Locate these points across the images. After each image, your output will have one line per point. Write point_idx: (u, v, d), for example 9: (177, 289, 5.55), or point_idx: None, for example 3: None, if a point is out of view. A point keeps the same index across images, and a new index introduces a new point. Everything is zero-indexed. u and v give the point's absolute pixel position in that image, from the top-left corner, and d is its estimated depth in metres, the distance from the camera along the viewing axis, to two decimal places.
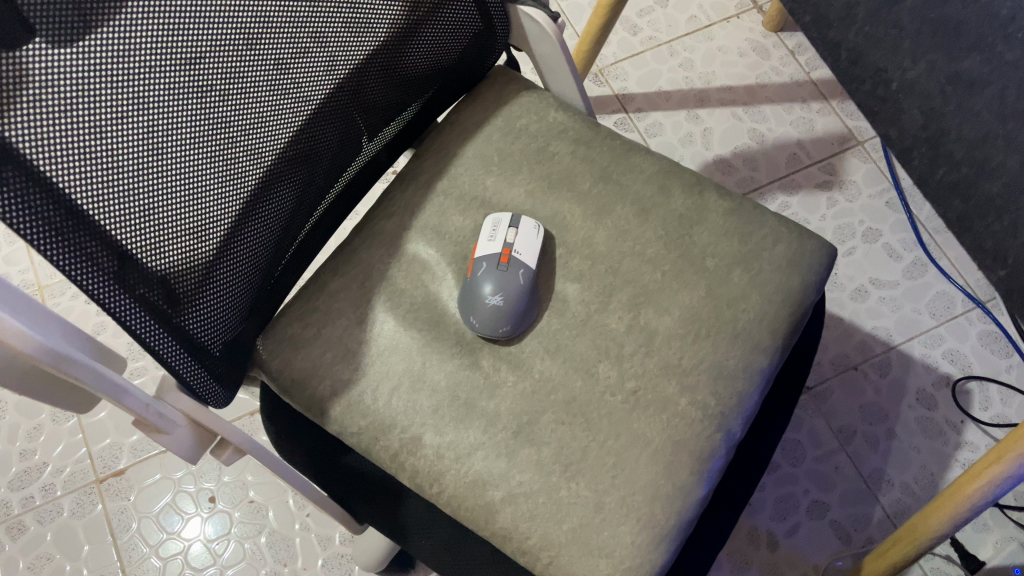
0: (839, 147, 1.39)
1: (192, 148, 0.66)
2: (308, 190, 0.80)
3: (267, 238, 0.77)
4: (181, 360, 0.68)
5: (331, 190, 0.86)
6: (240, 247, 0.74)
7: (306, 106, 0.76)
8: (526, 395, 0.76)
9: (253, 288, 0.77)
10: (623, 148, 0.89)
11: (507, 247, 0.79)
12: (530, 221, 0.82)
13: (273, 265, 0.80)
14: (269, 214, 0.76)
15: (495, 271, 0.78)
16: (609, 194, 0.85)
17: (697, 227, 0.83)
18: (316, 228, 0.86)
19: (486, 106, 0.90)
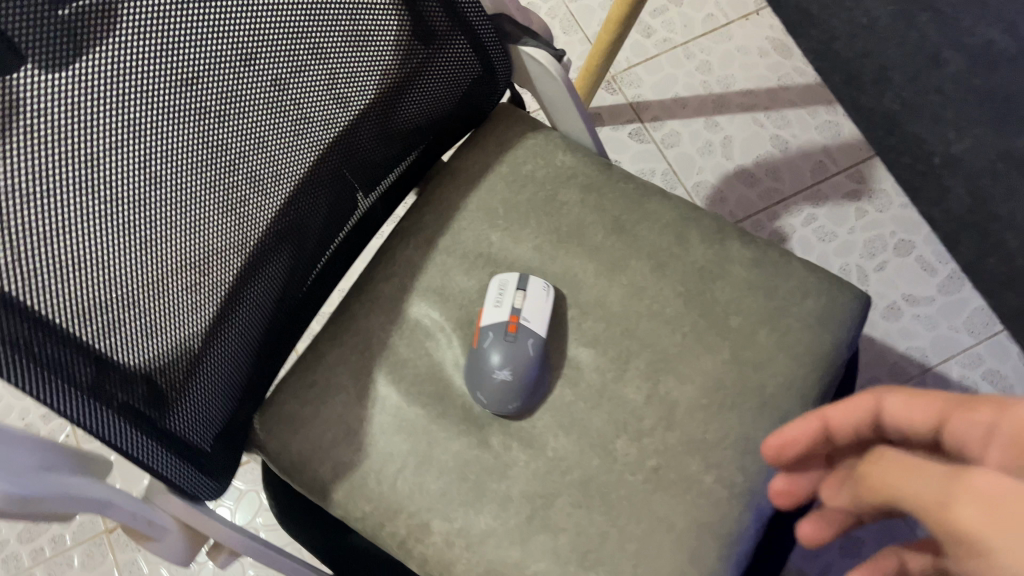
0: (868, 152, 1.31)
1: (185, 205, 0.61)
2: (304, 246, 0.75)
3: (261, 303, 0.72)
4: (168, 464, 0.63)
5: (328, 250, 0.80)
6: (230, 314, 0.68)
7: (307, 154, 0.70)
8: (540, 475, 0.71)
9: (245, 364, 0.72)
10: (637, 192, 0.83)
11: (515, 313, 0.73)
12: (539, 281, 0.76)
13: (267, 338, 0.75)
14: (264, 277, 0.71)
15: (503, 342, 0.72)
16: (622, 247, 0.79)
17: (719, 282, 0.78)
18: (316, 293, 0.81)
19: (489, 151, 0.84)
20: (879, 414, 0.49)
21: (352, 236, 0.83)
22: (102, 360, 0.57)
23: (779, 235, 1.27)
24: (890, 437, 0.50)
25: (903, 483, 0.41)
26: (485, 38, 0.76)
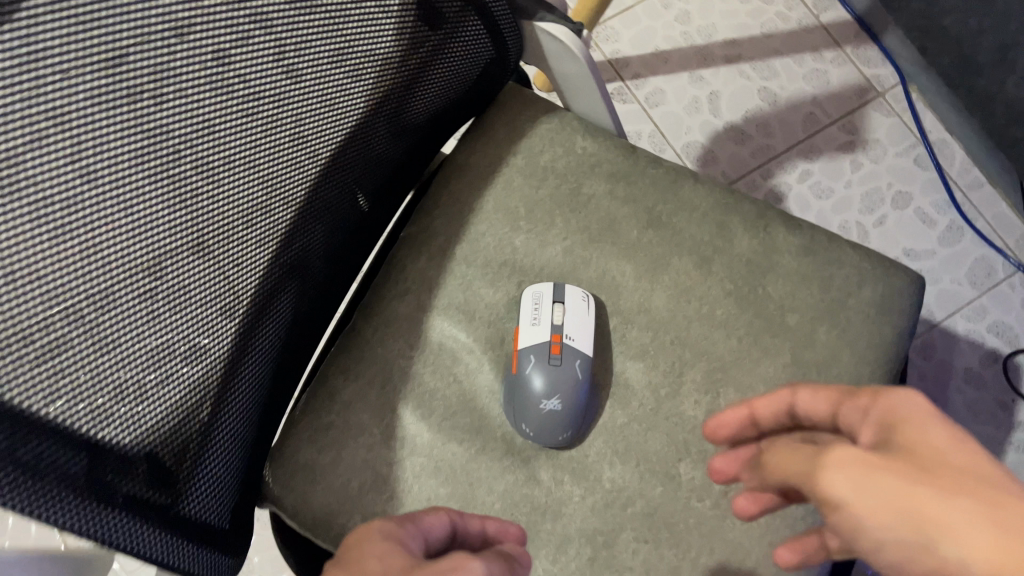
0: (859, 101, 1.25)
1: (178, 251, 0.50)
2: (307, 278, 0.64)
3: (266, 348, 0.61)
4: (183, 554, 0.54)
5: (335, 272, 0.69)
6: (231, 370, 0.58)
7: (308, 167, 0.59)
8: (599, 510, 0.64)
9: (253, 419, 0.62)
10: (669, 178, 0.74)
11: (557, 332, 0.65)
12: (577, 291, 0.68)
13: (274, 384, 0.65)
14: (264, 320, 0.60)
15: (547, 366, 0.65)
16: (661, 243, 0.71)
17: (771, 276, 0.71)
18: (323, 321, 0.71)
19: (500, 141, 0.75)
20: (791, 406, 0.57)
21: (359, 252, 0.73)
22: (92, 450, 0.47)
23: (775, 194, 1.21)
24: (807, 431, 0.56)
25: (795, 460, 0.49)
26: (503, 17, 0.66)
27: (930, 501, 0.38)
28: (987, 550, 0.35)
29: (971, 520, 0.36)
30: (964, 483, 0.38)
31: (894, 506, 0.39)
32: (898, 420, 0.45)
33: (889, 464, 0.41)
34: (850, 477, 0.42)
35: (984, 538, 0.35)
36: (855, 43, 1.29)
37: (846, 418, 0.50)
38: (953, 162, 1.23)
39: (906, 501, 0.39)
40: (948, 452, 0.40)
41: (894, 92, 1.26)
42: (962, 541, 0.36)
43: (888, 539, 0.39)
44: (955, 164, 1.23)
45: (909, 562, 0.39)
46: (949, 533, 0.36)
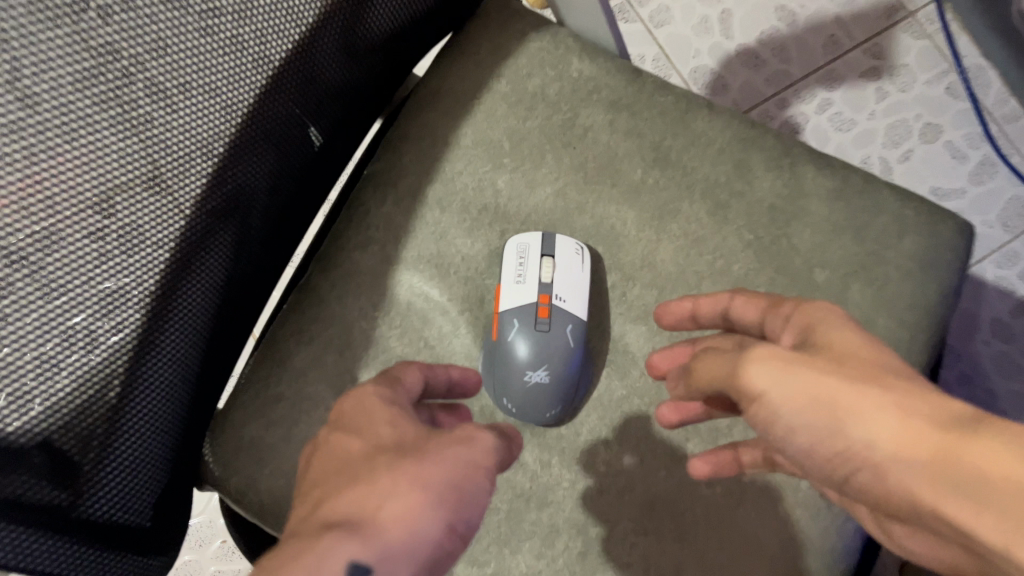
0: (887, 21, 1.13)
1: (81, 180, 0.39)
2: (246, 227, 0.54)
3: (198, 310, 0.51)
4: (93, 562, 0.45)
5: (282, 217, 0.59)
6: (156, 334, 0.48)
7: (246, 78, 0.48)
8: (591, 497, 0.56)
9: (184, 396, 0.52)
10: (680, 107, 0.63)
11: (545, 292, 0.56)
12: (570, 242, 0.58)
13: (210, 354, 0.55)
14: (196, 277, 0.50)
15: (533, 333, 0.55)
16: (669, 184, 0.61)
17: (796, 223, 0.60)
18: (270, 274, 0.61)
19: (482, 61, 0.63)
20: (727, 312, 0.52)
21: (313, 192, 0.62)
22: None
23: (790, 126, 1.10)
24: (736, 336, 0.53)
25: (720, 365, 0.45)
26: None
27: (838, 387, 0.38)
28: (931, 449, 0.34)
29: (912, 426, 0.35)
30: (891, 386, 0.37)
31: (817, 401, 0.39)
32: (805, 321, 0.45)
33: (836, 378, 0.39)
34: (763, 371, 0.41)
35: (935, 450, 0.34)
36: None
37: (773, 330, 0.47)
38: (989, 91, 1.11)
39: (819, 390, 0.39)
40: (863, 356, 0.40)
41: (927, 11, 1.13)
42: (911, 451, 0.35)
43: (805, 421, 0.40)
44: (991, 93, 1.10)
45: (826, 447, 0.39)
46: (875, 430, 0.37)
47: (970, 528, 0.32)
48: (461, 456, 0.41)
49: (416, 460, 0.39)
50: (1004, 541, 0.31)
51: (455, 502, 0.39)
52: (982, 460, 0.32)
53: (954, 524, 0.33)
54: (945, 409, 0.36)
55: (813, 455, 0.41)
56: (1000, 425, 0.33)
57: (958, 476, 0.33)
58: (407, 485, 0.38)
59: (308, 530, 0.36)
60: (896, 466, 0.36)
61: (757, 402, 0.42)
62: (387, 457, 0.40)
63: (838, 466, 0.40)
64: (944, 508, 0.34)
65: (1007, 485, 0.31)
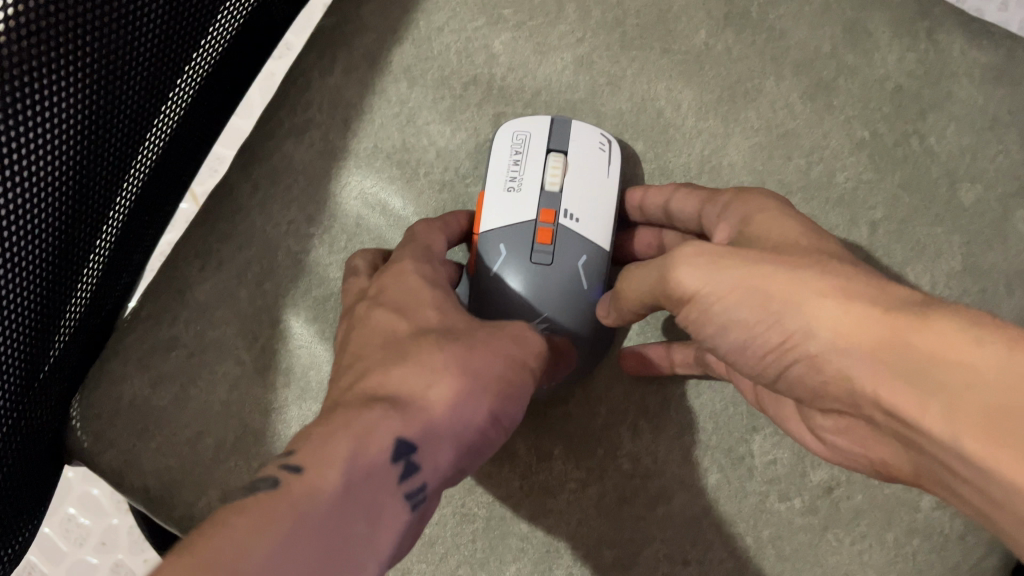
0: None
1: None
2: (164, 56, 0.35)
3: (55, 205, 0.31)
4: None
5: (194, 87, 0.40)
6: (25, 210, 0.29)
7: None
8: (608, 506, 0.38)
9: (42, 329, 0.33)
10: None
11: (550, 208, 0.38)
12: (593, 133, 0.39)
13: (89, 268, 0.36)
14: (89, 123, 0.32)
15: (529, 266, 0.37)
16: (745, 53, 0.41)
17: (934, 118, 0.41)
18: (168, 178, 0.42)
19: None
20: (669, 209, 0.38)
21: (235, 63, 0.44)
22: None
23: None
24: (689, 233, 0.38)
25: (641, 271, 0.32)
26: None
27: (777, 273, 0.27)
28: (875, 336, 0.24)
29: (859, 307, 0.25)
30: (827, 266, 0.27)
31: (755, 293, 0.28)
32: (742, 211, 0.33)
33: (773, 264, 0.27)
34: (691, 271, 0.29)
35: (887, 335, 0.24)
36: None
37: (709, 226, 0.35)
38: None
39: (754, 281, 0.27)
40: (802, 242, 0.29)
41: None
42: (853, 338, 0.25)
43: (737, 319, 0.29)
44: None
45: (759, 339, 0.28)
46: (815, 313, 0.26)
47: (915, 420, 0.23)
48: (510, 347, 0.29)
49: (465, 340, 0.28)
50: (953, 434, 0.22)
51: (509, 391, 0.28)
52: (934, 339, 0.23)
53: (902, 421, 0.24)
54: (894, 291, 0.25)
55: (741, 349, 0.30)
56: (945, 302, 0.24)
57: (910, 365, 0.23)
58: (455, 369, 0.26)
59: (345, 405, 0.25)
60: (838, 359, 0.25)
61: (699, 302, 0.29)
62: (434, 338, 0.27)
63: (774, 365, 0.29)
64: (887, 405, 0.24)
65: (969, 373, 0.22)
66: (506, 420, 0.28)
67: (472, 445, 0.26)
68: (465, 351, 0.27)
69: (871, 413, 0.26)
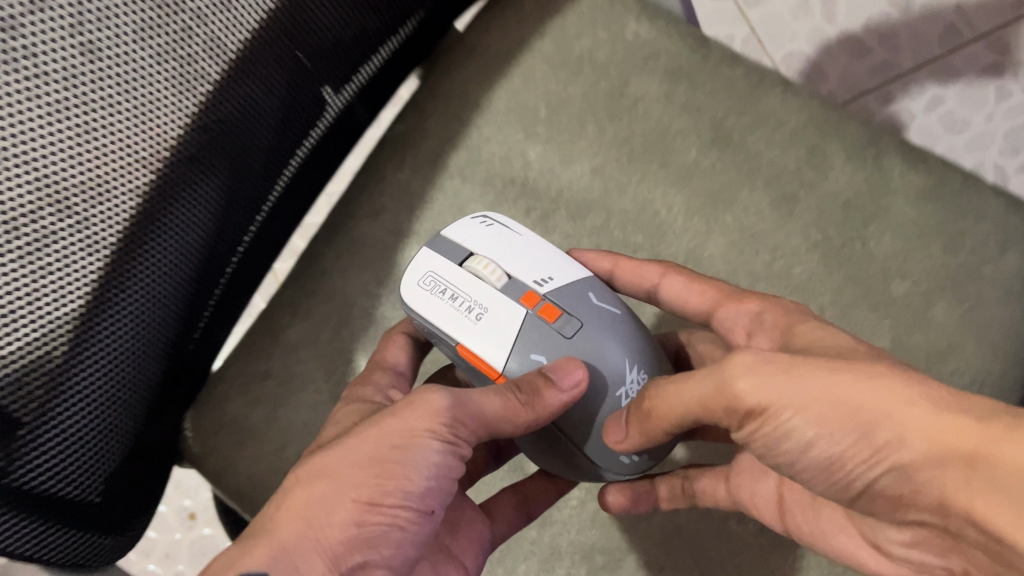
0: None
1: (92, 35, 0.35)
2: (241, 198, 0.49)
3: (158, 321, 0.45)
4: (28, 537, 0.39)
5: (276, 196, 0.53)
6: (133, 330, 0.43)
7: (182, 57, 0.40)
8: (601, 521, 0.49)
9: (150, 394, 0.47)
10: (749, 80, 0.54)
11: (525, 292, 0.41)
12: (475, 227, 0.44)
13: (188, 343, 0.49)
14: (183, 262, 0.46)
15: (562, 346, 0.40)
16: (727, 167, 0.53)
17: (875, 226, 0.51)
18: (257, 262, 0.55)
19: (523, 17, 0.57)
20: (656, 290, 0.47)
21: (318, 163, 0.56)
22: None
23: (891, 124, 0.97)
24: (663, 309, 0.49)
25: (689, 383, 0.36)
26: None
27: (857, 386, 0.32)
28: (969, 447, 0.29)
29: (945, 417, 0.30)
30: (916, 379, 0.31)
31: (836, 401, 0.32)
32: (788, 324, 0.40)
33: (852, 374, 0.32)
34: (753, 376, 0.34)
35: (974, 448, 0.28)
36: None
37: (720, 322, 0.44)
38: None
39: (837, 393, 0.32)
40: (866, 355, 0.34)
41: None
42: (944, 449, 0.29)
43: (822, 428, 0.32)
44: None
45: (842, 451, 0.32)
46: (904, 421, 0.30)
47: (1009, 533, 0.27)
48: (390, 434, 0.36)
49: (346, 446, 0.36)
50: None
51: (381, 479, 0.35)
52: (1023, 453, 0.27)
53: (993, 533, 0.28)
54: (972, 401, 0.30)
55: (818, 466, 0.33)
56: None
57: (1005, 480, 0.27)
58: (328, 482, 0.35)
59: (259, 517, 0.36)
60: (926, 466, 0.29)
61: (771, 413, 0.33)
62: (325, 453, 0.37)
63: (856, 479, 0.32)
64: (975, 513, 0.28)
65: None
66: (384, 502, 0.35)
67: (349, 541, 0.34)
68: (334, 459, 0.36)
69: (953, 526, 0.29)
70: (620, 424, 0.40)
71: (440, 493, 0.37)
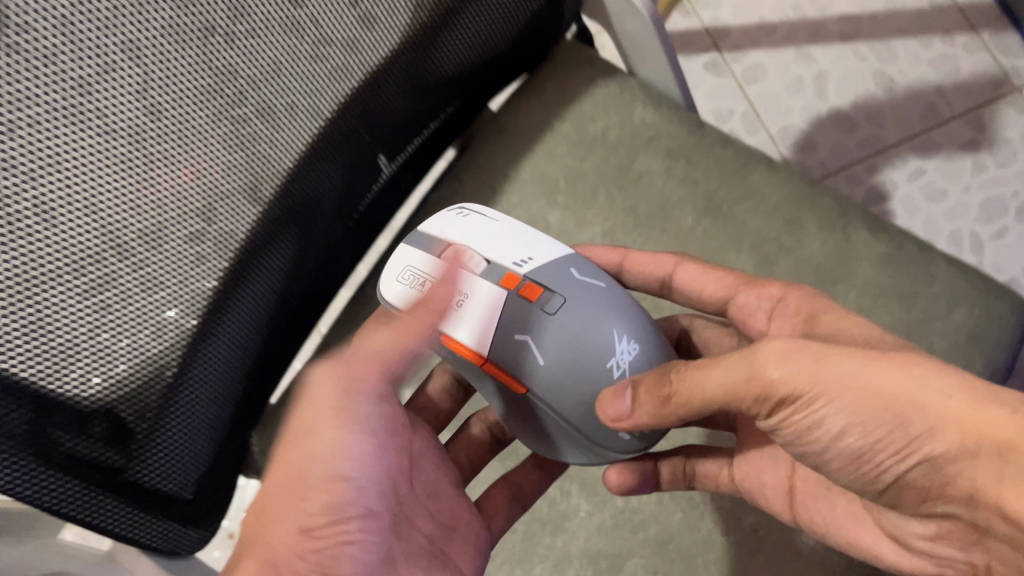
0: (989, 96, 1.09)
1: (157, 106, 0.42)
2: (309, 252, 0.59)
3: (240, 352, 0.55)
4: (106, 512, 0.46)
5: (336, 248, 0.63)
6: (220, 359, 0.53)
7: (277, 147, 0.51)
8: (605, 530, 0.57)
9: (230, 412, 0.56)
10: (738, 159, 0.64)
11: (506, 274, 0.48)
12: (456, 223, 0.52)
13: (261, 370, 0.59)
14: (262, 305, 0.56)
15: (540, 317, 0.47)
16: (718, 234, 0.62)
17: (843, 285, 0.60)
18: (315, 302, 0.64)
19: (546, 104, 0.67)
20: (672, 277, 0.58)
21: (370, 221, 0.66)
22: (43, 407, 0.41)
23: (877, 193, 1.07)
24: (673, 293, 0.59)
25: (721, 370, 0.42)
26: None
27: (888, 377, 0.39)
28: (988, 437, 0.36)
29: (970, 408, 0.37)
30: (940, 372, 0.39)
31: (872, 392, 0.39)
32: (814, 314, 0.49)
33: (886, 368, 0.39)
34: (793, 364, 0.41)
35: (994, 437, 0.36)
36: (994, 28, 1.13)
37: (739, 306, 0.55)
38: None
39: (872, 382, 0.39)
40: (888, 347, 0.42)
41: None
42: (969, 437, 0.37)
43: (853, 414, 0.40)
44: None
45: (873, 438, 0.40)
46: (935, 412, 0.38)
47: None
48: (308, 452, 0.44)
49: (283, 469, 0.44)
50: None
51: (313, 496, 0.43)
52: None
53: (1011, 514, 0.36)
54: (984, 389, 0.38)
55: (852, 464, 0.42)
56: None
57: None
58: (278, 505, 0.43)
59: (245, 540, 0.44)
60: (956, 458, 0.37)
61: (805, 399, 0.40)
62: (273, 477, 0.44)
63: (888, 469, 0.40)
64: (1000, 500, 0.36)
65: None
66: (324, 515, 0.42)
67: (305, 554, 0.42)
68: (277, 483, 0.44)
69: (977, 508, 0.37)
70: (626, 394, 0.45)
71: (368, 482, 0.45)
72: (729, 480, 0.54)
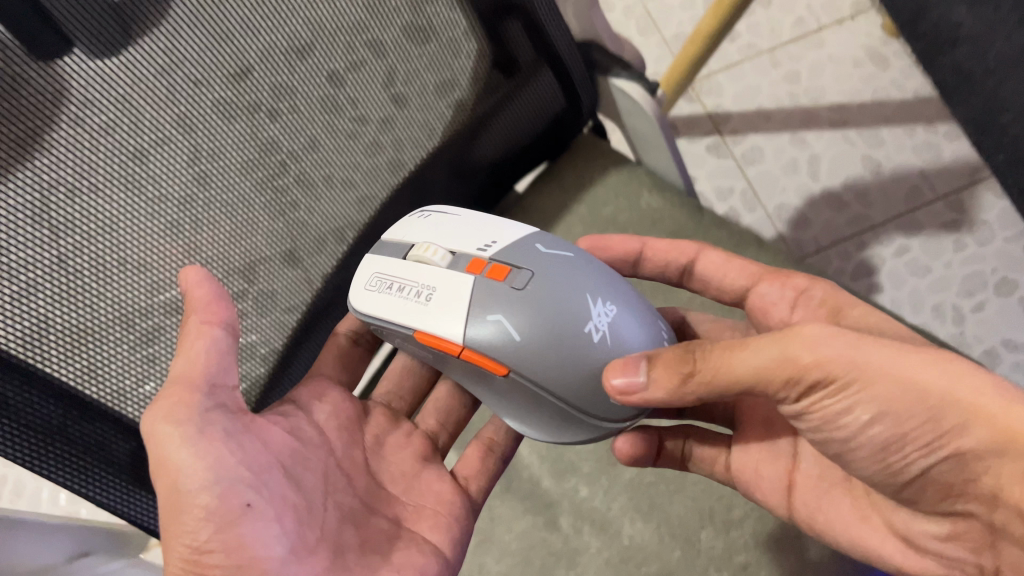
0: (969, 180, 1.19)
1: (206, 172, 0.52)
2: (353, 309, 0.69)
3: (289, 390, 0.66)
4: None
5: None
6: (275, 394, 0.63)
7: (325, 222, 0.61)
8: (613, 564, 0.65)
9: None
10: (733, 240, 0.73)
11: (472, 262, 0.53)
12: (422, 226, 0.57)
13: None
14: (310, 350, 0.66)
15: (507, 294, 0.51)
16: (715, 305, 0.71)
17: None
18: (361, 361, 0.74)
19: (565, 189, 0.77)
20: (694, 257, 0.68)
21: None
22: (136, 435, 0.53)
23: (866, 266, 1.16)
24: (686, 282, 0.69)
25: (754, 352, 0.48)
26: (573, 73, 0.70)
27: (918, 369, 0.46)
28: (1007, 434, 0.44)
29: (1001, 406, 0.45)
30: (969, 371, 0.46)
31: (907, 381, 0.46)
32: (841, 305, 0.58)
33: (922, 362, 0.46)
34: (831, 348, 0.47)
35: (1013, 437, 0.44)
36: None
37: (759, 288, 0.64)
38: None
39: (905, 371, 0.46)
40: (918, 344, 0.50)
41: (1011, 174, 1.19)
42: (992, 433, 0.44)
43: (885, 399, 0.46)
44: None
45: (903, 430, 0.47)
46: (968, 405, 0.45)
47: None
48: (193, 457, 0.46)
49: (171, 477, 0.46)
50: None
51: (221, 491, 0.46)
52: None
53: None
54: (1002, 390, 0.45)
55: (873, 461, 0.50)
56: None
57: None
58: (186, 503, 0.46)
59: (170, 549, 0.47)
60: (983, 455, 0.45)
61: (839, 382, 0.47)
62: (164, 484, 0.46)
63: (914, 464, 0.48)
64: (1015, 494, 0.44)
65: None
66: (234, 502, 0.46)
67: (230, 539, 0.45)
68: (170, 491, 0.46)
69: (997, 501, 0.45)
70: (640, 367, 0.49)
71: (237, 482, 0.46)
72: (729, 463, 0.63)
